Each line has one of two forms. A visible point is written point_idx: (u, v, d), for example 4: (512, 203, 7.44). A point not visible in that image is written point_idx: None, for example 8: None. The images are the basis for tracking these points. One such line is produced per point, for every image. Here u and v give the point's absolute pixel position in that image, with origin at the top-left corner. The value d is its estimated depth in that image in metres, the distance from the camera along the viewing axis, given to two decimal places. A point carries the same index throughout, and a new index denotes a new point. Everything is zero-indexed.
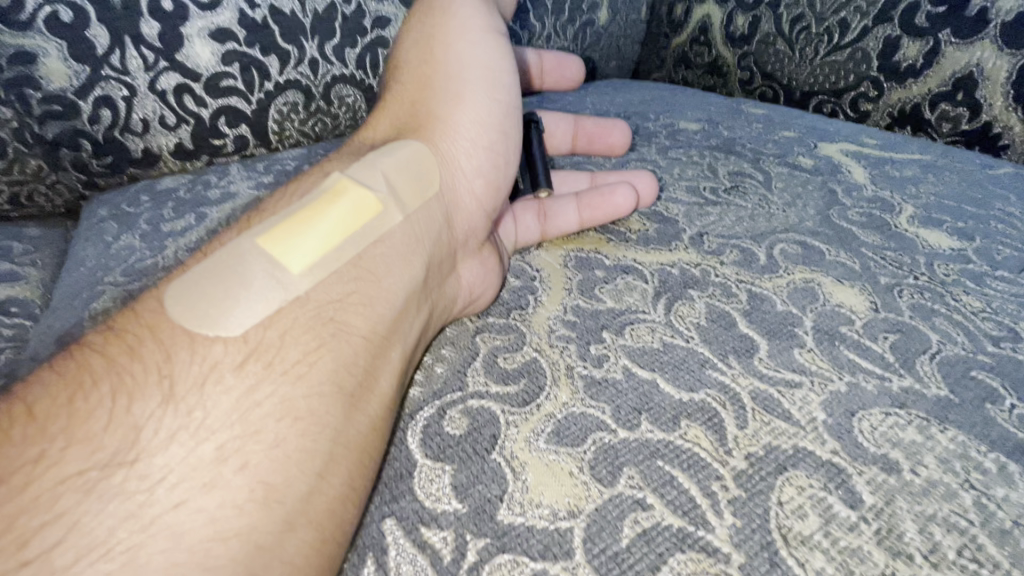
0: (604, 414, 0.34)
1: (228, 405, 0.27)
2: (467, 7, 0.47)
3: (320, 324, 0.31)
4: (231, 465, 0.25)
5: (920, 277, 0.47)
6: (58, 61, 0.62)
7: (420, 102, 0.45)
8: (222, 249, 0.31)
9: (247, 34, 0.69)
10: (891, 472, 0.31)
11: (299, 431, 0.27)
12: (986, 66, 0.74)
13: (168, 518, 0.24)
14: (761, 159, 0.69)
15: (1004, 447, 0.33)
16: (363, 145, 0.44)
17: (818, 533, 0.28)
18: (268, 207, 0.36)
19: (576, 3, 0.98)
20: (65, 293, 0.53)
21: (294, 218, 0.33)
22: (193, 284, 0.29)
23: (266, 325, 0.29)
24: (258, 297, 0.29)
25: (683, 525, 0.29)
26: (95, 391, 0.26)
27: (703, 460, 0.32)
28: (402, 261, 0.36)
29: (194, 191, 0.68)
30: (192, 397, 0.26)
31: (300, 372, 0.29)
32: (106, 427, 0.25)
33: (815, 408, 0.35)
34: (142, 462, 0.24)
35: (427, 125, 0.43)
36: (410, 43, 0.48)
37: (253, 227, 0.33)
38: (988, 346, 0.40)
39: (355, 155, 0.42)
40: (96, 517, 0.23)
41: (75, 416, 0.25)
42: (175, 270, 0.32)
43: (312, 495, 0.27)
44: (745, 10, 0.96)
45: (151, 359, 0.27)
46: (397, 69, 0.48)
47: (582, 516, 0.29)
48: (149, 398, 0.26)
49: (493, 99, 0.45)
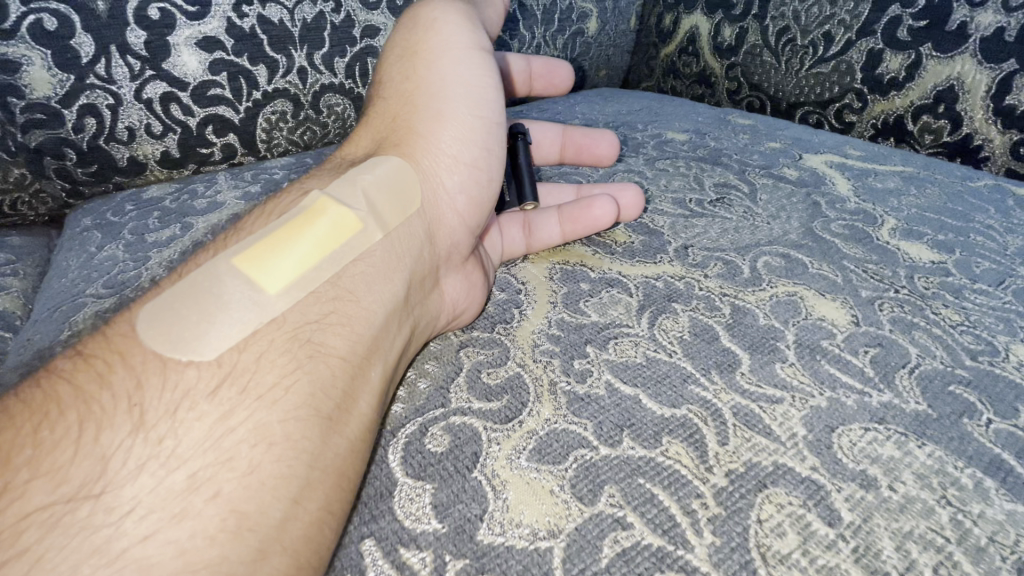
0: (586, 431, 0.34)
1: (200, 432, 0.26)
2: (451, 23, 0.47)
3: (297, 346, 0.30)
4: (203, 494, 0.25)
5: (901, 290, 0.48)
6: (42, 69, 0.61)
7: (403, 119, 0.45)
8: (196, 270, 0.30)
9: (235, 43, 0.69)
10: (870, 488, 0.31)
11: (273, 457, 0.27)
12: (967, 80, 0.75)
13: (137, 551, 0.23)
14: (747, 170, 0.70)
15: (981, 462, 0.33)
16: (345, 161, 0.44)
17: (796, 551, 0.28)
18: (247, 225, 0.36)
19: (566, 13, 0.99)
20: (45, 306, 0.52)
21: (272, 237, 0.33)
22: (166, 307, 0.29)
23: (241, 349, 0.29)
24: (234, 320, 0.29)
25: (663, 544, 0.29)
26: (62, 421, 0.25)
27: (685, 477, 0.32)
28: (382, 278, 0.36)
29: (180, 201, 0.67)
30: (163, 425, 0.26)
31: (276, 397, 0.29)
32: (74, 458, 0.24)
33: (796, 423, 0.35)
34: (110, 494, 0.24)
35: (409, 141, 0.43)
36: (393, 59, 0.48)
37: (230, 246, 0.33)
38: (966, 360, 0.40)
39: (337, 172, 0.42)
40: (61, 553, 0.22)
41: (41, 445, 0.25)
42: (149, 290, 0.32)
43: (287, 522, 0.27)
44: (732, 22, 0.97)
45: (121, 386, 0.27)
46: (380, 85, 0.48)
47: (562, 536, 0.29)
48: (118, 427, 0.26)
49: (477, 115, 0.45)
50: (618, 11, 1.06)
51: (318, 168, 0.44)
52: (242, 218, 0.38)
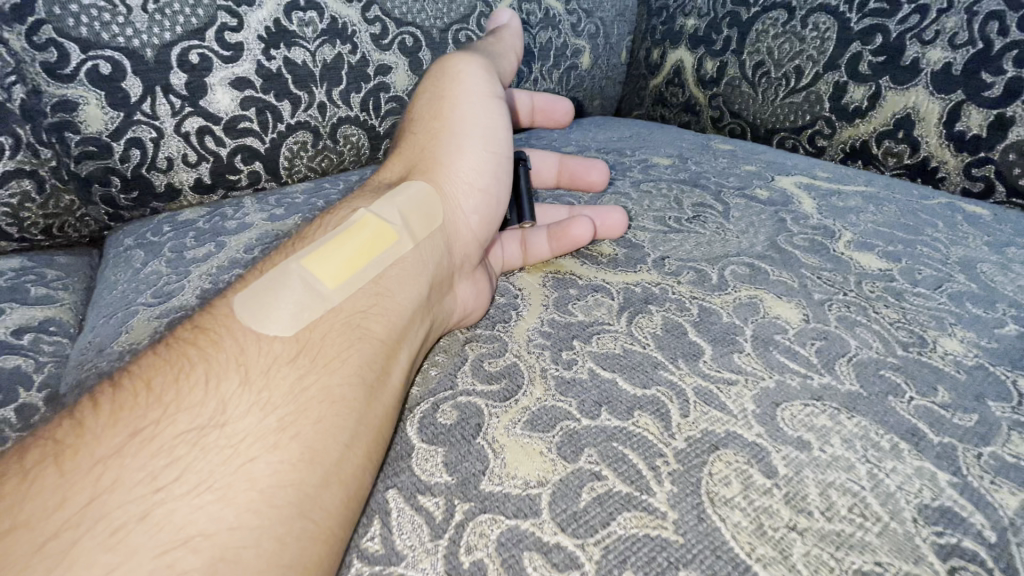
0: (571, 406, 0.41)
1: (285, 387, 0.34)
2: (470, 68, 0.56)
3: (349, 328, 0.38)
4: (289, 433, 0.32)
5: (849, 292, 0.55)
6: (96, 108, 0.70)
7: (427, 148, 0.53)
8: (275, 269, 0.39)
9: (264, 82, 0.78)
10: (804, 449, 0.38)
11: (335, 409, 0.35)
12: (921, 109, 0.83)
13: (250, 465, 0.31)
14: (722, 191, 0.78)
15: (899, 430, 0.40)
16: (383, 181, 0.53)
17: (739, 495, 0.35)
18: (309, 234, 0.44)
19: (560, 50, 1.09)
20: (101, 314, 0.60)
21: (330, 244, 0.41)
22: (258, 295, 0.37)
23: (311, 328, 0.37)
24: (306, 308, 0.37)
25: (630, 491, 0.35)
26: (193, 372, 0.33)
27: (651, 441, 0.39)
28: (411, 279, 0.44)
29: (213, 222, 0.75)
30: (261, 380, 0.34)
31: (336, 366, 0.36)
32: (202, 399, 0.32)
33: (747, 400, 0.42)
34: (228, 426, 0.31)
35: (434, 167, 0.52)
36: (420, 102, 0.57)
37: (299, 250, 0.42)
38: (898, 351, 0.47)
39: (378, 189, 0.50)
40: (200, 463, 0.30)
41: (178, 388, 0.32)
42: (238, 284, 0.40)
43: (344, 462, 0.33)
44: (713, 56, 1.08)
45: (230, 351, 0.35)
46: (410, 123, 0.57)
47: (549, 485, 0.36)
48: (231, 380, 0.33)
49: (490, 146, 0.54)
50: (609, 46, 1.17)
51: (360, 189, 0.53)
52: (303, 229, 0.46)
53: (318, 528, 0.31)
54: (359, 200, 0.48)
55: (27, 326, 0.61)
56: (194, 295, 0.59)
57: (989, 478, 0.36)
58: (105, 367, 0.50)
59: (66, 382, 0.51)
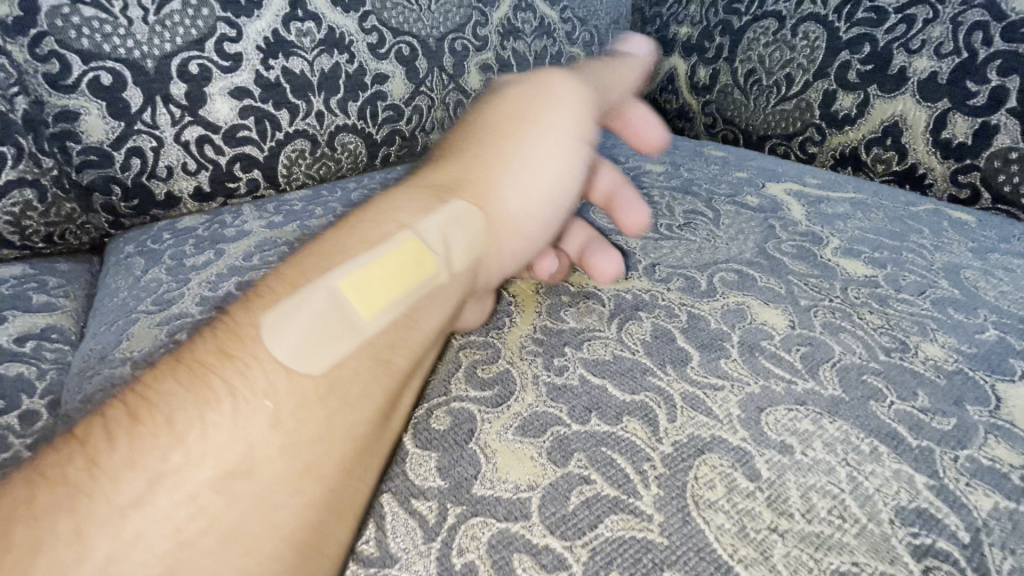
0: (561, 412, 0.42)
1: (309, 428, 0.34)
2: (563, 103, 0.56)
3: (377, 364, 0.38)
4: (310, 476, 0.33)
5: (835, 299, 0.56)
6: (98, 118, 0.71)
7: (479, 161, 0.52)
8: (319, 295, 0.37)
9: (262, 92, 0.80)
10: (786, 453, 0.39)
11: (353, 450, 0.35)
12: (908, 117, 0.85)
13: (275, 513, 0.31)
14: (713, 198, 0.79)
15: (879, 434, 0.41)
16: (423, 180, 0.51)
17: (722, 498, 0.36)
18: (342, 243, 0.42)
19: (556, 58, 1.11)
20: (102, 322, 0.61)
21: (373, 272, 0.40)
22: (300, 325, 0.36)
23: (342, 365, 0.37)
24: (341, 345, 0.37)
25: (618, 494, 0.36)
26: (218, 408, 0.33)
27: (638, 446, 0.40)
28: (438, 309, 0.44)
29: (212, 229, 0.77)
30: (286, 421, 0.34)
31: (359, 403, 0.37)
32: (228, 441, 0.32)
33: (732, 405, 0.43)
34: (251, 471, 0.32)
35: (480, 186, 0.50)
36: (495, 109, 0.57)
37: (338, 267, 0.40)
38: (881, 356, 0.49)
39: (421, 193, 0.49)
40: (225, 514, 0.30)
41: (204, 418, 0.32)
42: (271, 297, 0.38)
43: (356, 496, 0.35)
44: (706, 63, 1.10)
45: (258, 386, 0.34)
46: (474, 126, 0.57)
47: (538, 488, 0.37)
48: (256, 419, 0.33)
49: (543, 174, 0.53)
50: None
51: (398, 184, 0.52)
52: (339, 225, 0.46)
53: (330, 563, 0.33)
54: (397, 204, 0.47)
55: (30, 334, 0.62)
56: (194, 303, 0.60)
57: (964, 481, 0.37)
58: (107, 374, 0.51)
59: (69, 389, 0.52)
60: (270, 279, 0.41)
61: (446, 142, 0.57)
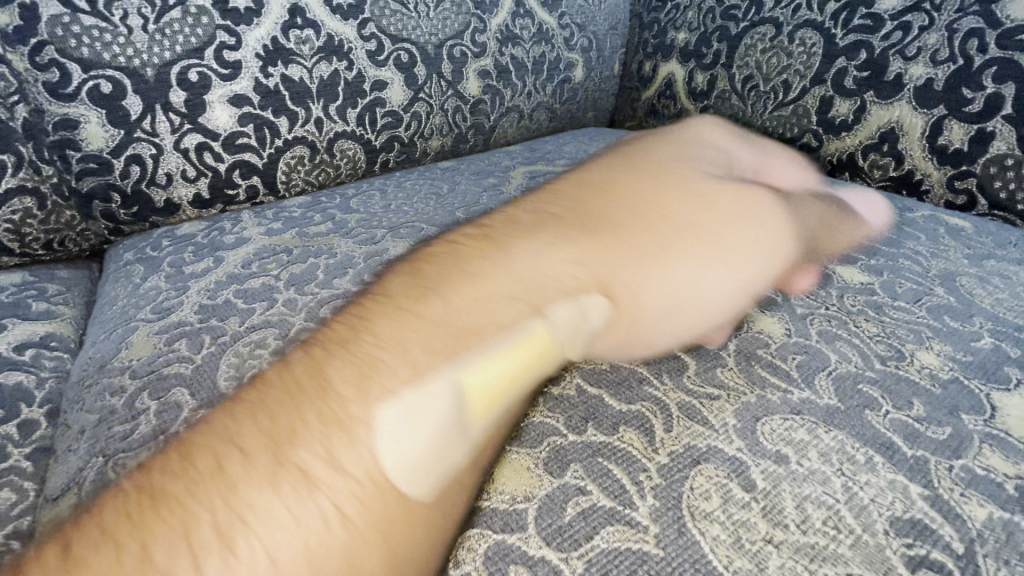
0: (558, 423, 0.43)
1: (405, 529, 0.34)
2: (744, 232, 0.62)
3: (476, 459, 0.39)
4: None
5: (831, 307, 0.57)
6: (98, 126, 0.71)
7: (613, 254, 0.55)
8: (451, 393, 0.41)
9: (261, 99, 0.80)
10: (782, 463, 0.39)
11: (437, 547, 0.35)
12: (905, 123, 0.85)
13: None
14: None
15: (875, 443, 0.41)
16: (548, 246, 0.56)
17: (718, 509, 0.36)
18: (475, 334, 0.45)
19: (554, 64, 1.12)
20: (101, 330, 0.61)
21: (503, 373, 0.43)
22: (433, 428, 0.39)
23: (452, 464, 0.38)
24: (451, 443, 0.39)
25: (613, 505, 0.37)
26: (334, 508, 0.34)
27: (635, 456, 0.40)
28: (529, 401, 0.44)
29: (211, 236, 0.77)
30: (390, 524, 0.34)
31: (454, 499, 0.37)
32: (339, 546, 0.33)
33: (728, 414, 0.43)
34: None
35: (599, 279, 0.53)
36: (655, 215, 0.62)
37: (462, 363, 0.42)
38: (877, 364, 0.49)
39: (547, 269, 0.52)
40: None
41: (319, 460, 0.35)
42: (411, 394, 0.40)
43: None
44: (703, 69, 1.11)
45: (371, 487, 0.35)
46: (612, 215, 0.62)
47: (535, 500, 0.37)
48: (366, 523, 0.34)
49: (678, 276, 0.55)
50: (602, 59, 1.21)
51: (526, 235, 0.58)
52: (473, 277, 0.51)
53: None
54: (517, 277, 0.51)
55: (28, 342, 0.62)
56: (193, 311, 0.60)
57: (959, 491, 0.38)
58: (106, 384, 0.51)
59: (68, 398, 0.52)
60: (419, 326, 0.46)
61: (579, 211, 0.63)
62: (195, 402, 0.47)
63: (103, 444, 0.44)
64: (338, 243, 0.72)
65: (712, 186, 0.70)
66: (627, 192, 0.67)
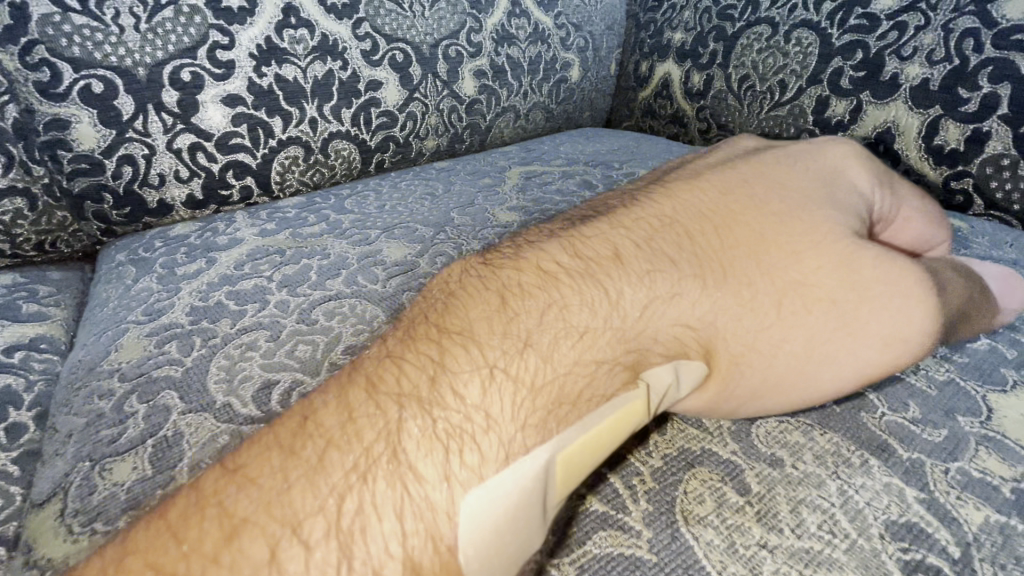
0: None
1: None
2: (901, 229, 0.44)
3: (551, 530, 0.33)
4: None
5: None
6: (89, 126, 0.70)
7: (728, 257, 0.42)
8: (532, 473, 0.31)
9: (255, 99, 0.79)
10: (776, 466, 0.39)
11: None
12: (900, 123, 0.85)
13: None
14: None
15: (870, 446, 0.41)
16: (657, 241, 0.43)
17: (711, 513, 0.36)
18: (562, 376, 0.35)
19: (550, 64, 1.12)
20: (91, 332, 0.60)
21: (598, 436, 0.34)
22: (510, 515, 0.30)
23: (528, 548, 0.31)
24: (529, 530, 0.31)
25: (606, 510, 0.36)
26: None
27: (628, 460, 0.40)
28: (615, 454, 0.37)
29: (204, 237, 0.76)
30: None
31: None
32: None
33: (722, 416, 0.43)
34: None
35: (718, 294, 0.40)
36: (778, 195, 0.47)
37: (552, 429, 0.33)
38: None
39: (655, 278, 0.40)
40: None
41: (367, 537, 0.29)
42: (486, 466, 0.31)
43: None
44: (700, 69, 1.10)
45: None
46: (735, 195, 0.47)
47: None
48: None
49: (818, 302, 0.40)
50: (599, 59, 1.21)
51: (631, 215, 0.46)
52: (564, 279, 0.40)
53: None
54: (622, 287, 0.40)
55: (18, 345, 0.61)
56: (185, 313, 0.59)
57: (955, 494, 0.37)
58: (95, 387, 0.50)
59: (56, 401, 0.52)
60: (504, 352, 0.35)
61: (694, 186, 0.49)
62: (184, 405, 0.47)
63: (90, 449, 0.44)
64: (331, 244, 0.71)
65: (848, 158, 0.53)
66: (758, 170, 0.50)
